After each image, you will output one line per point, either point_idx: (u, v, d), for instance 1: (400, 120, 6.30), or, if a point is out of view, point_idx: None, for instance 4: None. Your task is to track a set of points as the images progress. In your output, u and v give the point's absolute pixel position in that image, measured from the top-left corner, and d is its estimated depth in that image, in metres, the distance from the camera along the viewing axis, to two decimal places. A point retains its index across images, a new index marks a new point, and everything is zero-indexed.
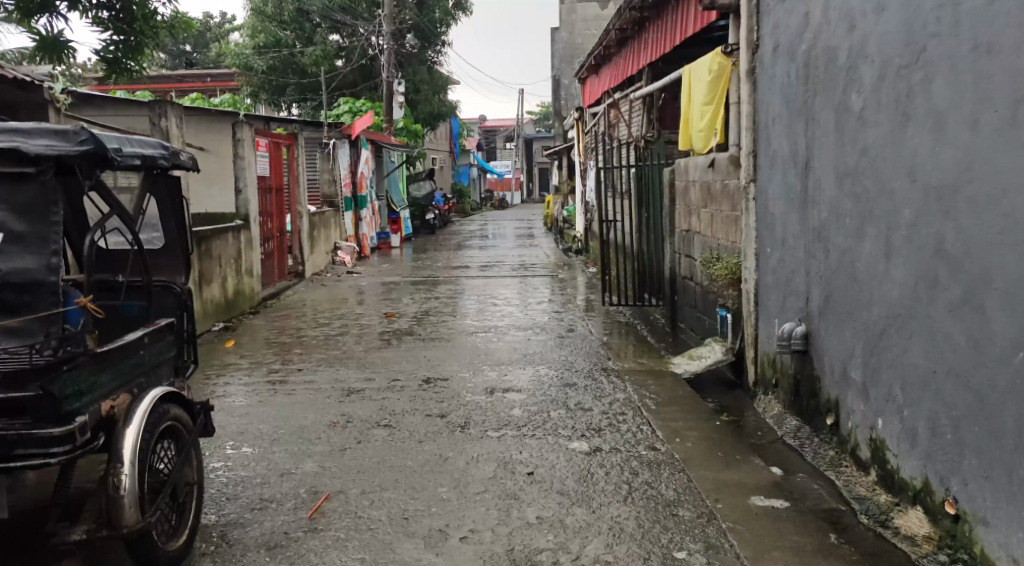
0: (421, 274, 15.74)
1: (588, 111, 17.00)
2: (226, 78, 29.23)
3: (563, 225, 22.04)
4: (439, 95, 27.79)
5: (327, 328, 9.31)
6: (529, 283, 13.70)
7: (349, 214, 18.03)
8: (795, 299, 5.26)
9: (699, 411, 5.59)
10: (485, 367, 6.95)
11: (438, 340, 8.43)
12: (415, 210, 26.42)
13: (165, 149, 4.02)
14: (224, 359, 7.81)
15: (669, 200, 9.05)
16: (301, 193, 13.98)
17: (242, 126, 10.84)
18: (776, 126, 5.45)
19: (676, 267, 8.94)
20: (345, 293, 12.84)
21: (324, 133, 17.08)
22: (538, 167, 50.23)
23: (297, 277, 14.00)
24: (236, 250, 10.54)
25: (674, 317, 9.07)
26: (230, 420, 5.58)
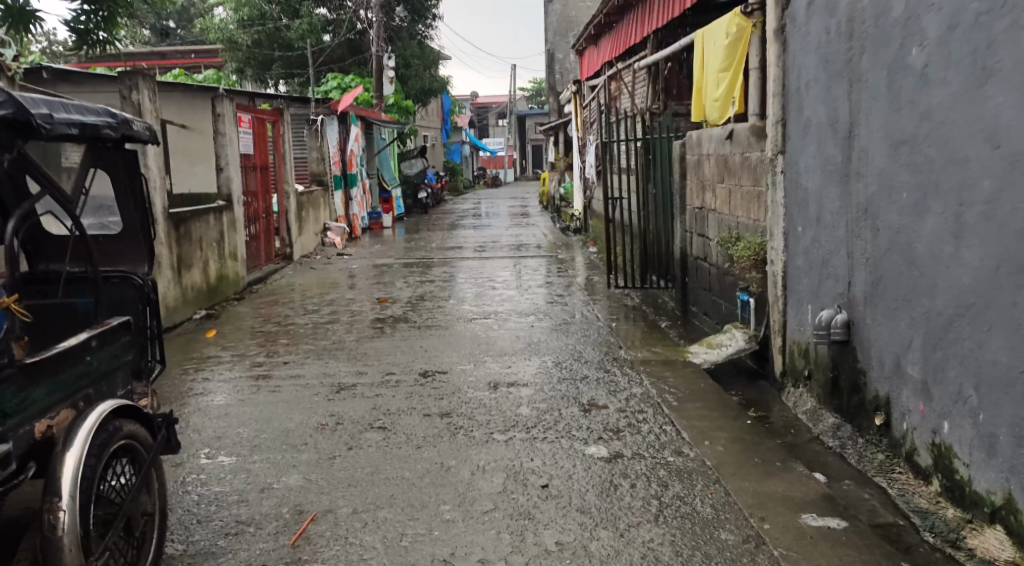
0: (414, 255, 15.19)
1: (587, 84, 16.46)
2: (212, 54, 28.54)
3: (561, 204, 21.49)
4: (430, 71, 27.15)
5: (317, 315, 8.77)
6: (527, 264, 13.16)
7: (339, 193, 17.45)
8: (833, 283, 4.72)
9: (725, 407, 5.06)
10: (487, 358, 6.42)
11: (435, 327, 7.90)
12: (408, 189, 25.84)
13: (112, 118, 3.45)
14: (205, 350, 7.27)
15: (679, 176, 8.50)
16: (288, 172, 13.40)
17: (222, 100, 10.26)
18: (812, 90, 4.91)
19: (687, 248, 8.41)
20: (336, 277, 12.28)
21: (312, 109, 16.48)
22: (531, 144, 49.60)
23: (285, 261, 13.44)
24: (218, 233, 9.97)
25: (685, 301, 8.54)
26: (208, 423, 5.05)
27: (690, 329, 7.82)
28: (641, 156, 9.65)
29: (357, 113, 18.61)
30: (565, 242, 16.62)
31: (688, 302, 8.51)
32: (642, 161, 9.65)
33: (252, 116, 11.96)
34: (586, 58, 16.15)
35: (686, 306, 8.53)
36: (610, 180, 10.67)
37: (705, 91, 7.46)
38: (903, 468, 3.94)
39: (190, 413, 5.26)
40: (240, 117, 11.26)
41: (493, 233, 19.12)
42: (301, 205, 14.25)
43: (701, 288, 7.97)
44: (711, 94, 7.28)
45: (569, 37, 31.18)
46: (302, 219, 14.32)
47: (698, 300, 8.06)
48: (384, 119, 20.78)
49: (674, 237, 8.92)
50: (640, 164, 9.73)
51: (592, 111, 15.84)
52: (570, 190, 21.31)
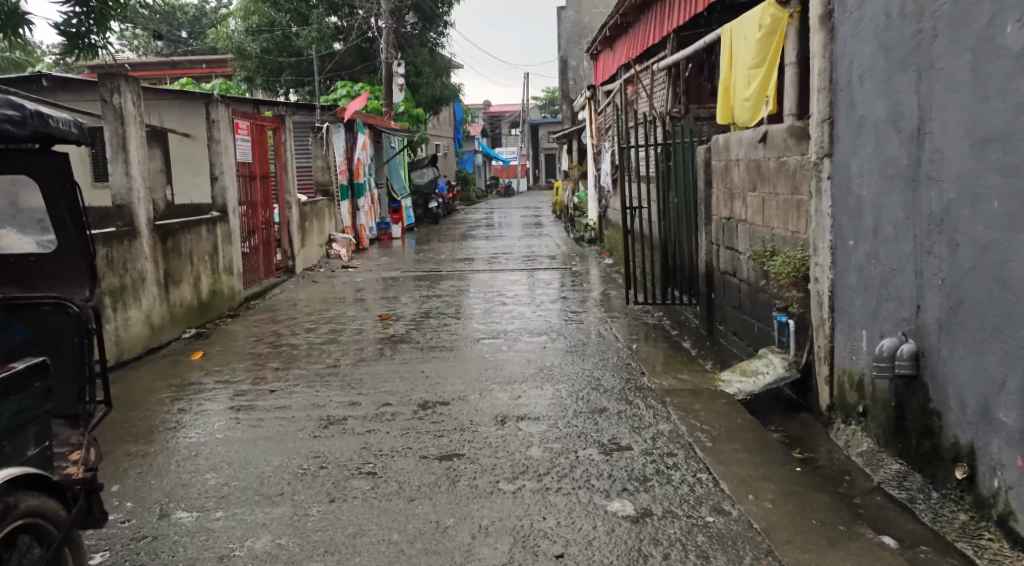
0: (423, 268, 14.56)
1: (602, 89, 15.84)
2: (220, 63, 28.03)
3: (574, 213, 20.84)
4: (442, 78, 26.57)
5: (314, 335, 8.16)
6: (540, 277, 12.53)
7: (346, 203, 16.86)
8: (896, 306, 4.07)
9: (768, 449, 4.41)
10: (494, 387, 5.76)
11: (440, 349, 7.25)
12: (419, 199, 25.26)
13: (18, 111, 3.51)
14: (188, 375, 6.65)
15: (704, 183, 7.85)
16: (289, 181, 12.80)
17: (217, 104, 9.66)
18: (867, 83, 4.26)
19: (714, 261, 7.74)
20: (339, 291, 11.67)
21: (318, 117, 15.92)
22: (544, 153, 48.98)
23: (287, 274, 12.83)
24: (212, 246, 9.36)
25: (711, 319, 7.87)
26: (176, 466, 4.41)
27: (719, 350, 7.15)
28: (662, 162, 8.99)
29: (365, 121, 18.02)
30: (579, 253, 15.97)
31: (714, 320, 7.83)
32: (663, 167, 8.98)
33: (251, 122, 11.35)
34: (601, 62, 15.50)
35: (713, 325, 7.86)
36: (629, 188, 10.01)
37: (734, 90, 6.75)
38: (993, 533, 3.33)
39: (157, 454, 4.63)
40: (237, 124, 10.66)
41: (504, 244, 18.48)
42: (304, 215, 13.64)
43: (730, 305, 7.29)
44: (741, 93, 6.57)
45: (583, 43, 30.60)
46: (305, 230, 13.71)
47: (727, 319, 7.38)
48: (393, 126, 20.18)
49: (699, 249, 8.25)
50: (661, 171, 9.07)
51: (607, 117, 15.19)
52: (584, 199, 20.65)
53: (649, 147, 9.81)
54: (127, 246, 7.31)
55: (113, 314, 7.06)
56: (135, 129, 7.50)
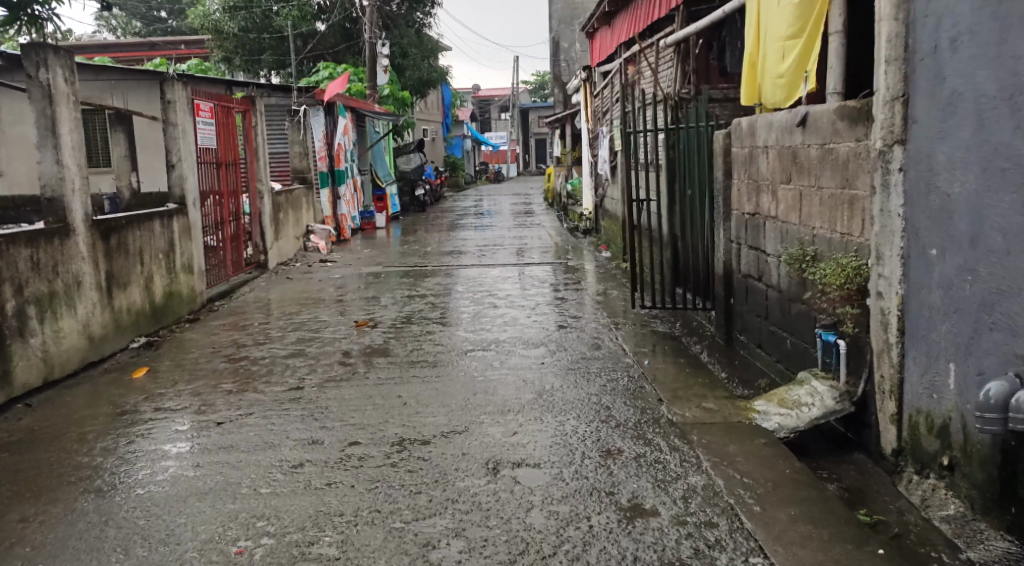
0: (407, 261, 13.61)
1: (598, 70, 14.88)
2: (197, 45, 26.83)
3: (567, 202, 19.90)
4: (428, 60, 25.52)
5: (282, 344, 7.23)
6: (532, 273, 11.60)
7: (326, 191, 15.86)
8: (1006, 338, 3.33)
9: (830, 512, 3.50)
10: (484, 421, 4.82)
11: (422, 364, 6.31)
12: (405, 186, 24.25)
13: None
14: (126, 397, 5.70)
15: (721, 172, 6.94)
16: (261, 169, 11.78)
17: (173, 83, 8.68)
18: (966, 50, 3.44)
19: (734, 262, 6.84)
20: (315, 289, 10.71)
21: (294, 100, 14.91)
22: (534, 138, 47.96)
23: (258, 270, 11.84)
24: (167, 241, 8.38)
25: (729, 327, 6.96)
26: (75, 546, 3.50)
27: (741, 366, 6.23)
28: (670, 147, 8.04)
29: (346, 103, 16.98)
30: (574, 245, 15.06)
31: (733, 328, 6.92)
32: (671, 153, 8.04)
33: (216, 104, 10.34)
34: (598, 41, 14.55)
35: (732, 333, 6.95)
36: (633, 177, 9.06)
37: (766, 63, 5.77)
38: None
39: (60, 521, 3.69)
40: (200, 105, 9.66)
41: (494, 235, 17.53)
42: (278, 205, 12.66)
43: (753, 313, 6.37)
44: (778, 65, 5.57)
45: (575, 25, 29.69)
46: (280, 221, 12.72)
47: (750, 328, 6.46)
48: (377, 110, 19.17)
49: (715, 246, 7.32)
50: (669, 158, 8.13)
51: (605, 100, 14.26)
52: (578, 187, 19.72)
53: (655, 132, 8.86)
54: (57, 246, 6.37)
55: (40, 326, 6.12)
56: (67, 110, 6.56)
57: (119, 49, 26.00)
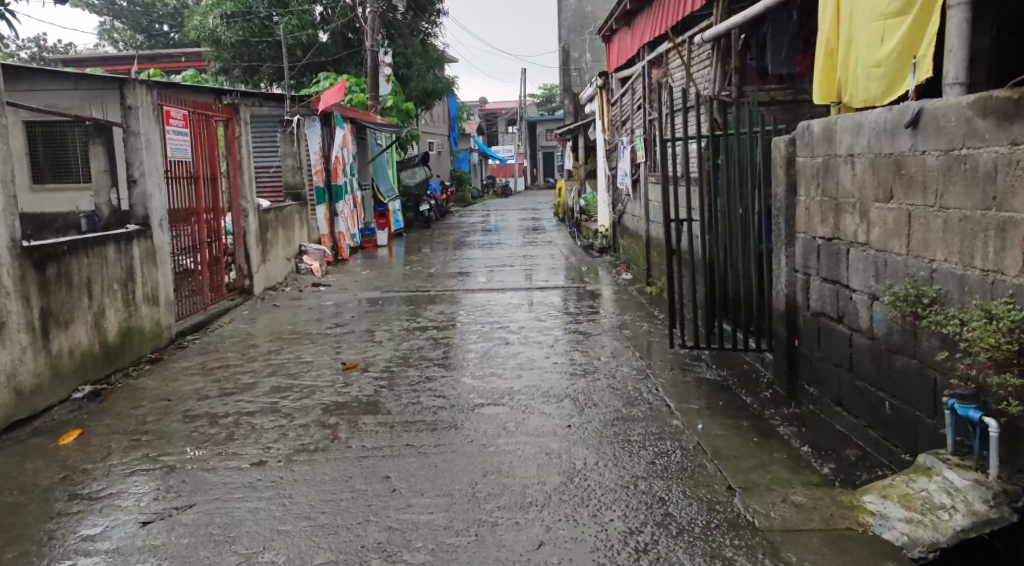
0: (409, 284, 12.42)
1: (616, 76, 13.73)
2: (194, 55, 25.58)
3: (580, 217, 18.75)
4: (434, 71, 24.37)
5: (255, 394, 6.01)
6: (545, 298, 10.37)
7: (323, 207, 14.65)
8: None
9: None
10: (500, 524, 3.66)
11: (419, 428, 5.07)
12: (409, 201, 23.07)
13: None
14: (40, 476, 4.46)
15: (784, 186, 5.72)
16: (245, 184, 10.56)
17: (134, 85, 7.48)
18: None
19: (800, 297, 5.63)
20: (304, 318, 9.52)
21: (287, 109, 13.76)
22: (543, 152, 46.77)
23: (241, 296, 10.63)
24: (126, 269, 7.18)
25: (793, 374, 5.75)
26: None
27: (817, 427, 5.00)
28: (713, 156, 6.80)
29: (344, 114, 15.80)
30: (590, 265, 13.90)
31: (799, 377, 5.71)
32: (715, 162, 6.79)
33: (192, 111, 9.12)
34: (617, 44, 13.37)
35: (796, 381, 5.73)
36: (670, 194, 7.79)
37: (857, 46, 4.57)
38: None
39: None
40: (170, 113, 8.46)
41: (503, 253, 16.35)
42: (266, 224, 11.43)
43: (829, 362, 5.15)
44: (876, 47, 4.36)
45: (585, 34, 28.56)
46: (268, 241, 11.51)
47: (824, 379, 5.24)
48: (379, 121, 17.99)
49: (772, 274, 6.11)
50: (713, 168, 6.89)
51: (624, 107, 13.10)
52: (592, 201, 18.70)
53: (693, 141, 7.60)
54: None
55: None
56: None
57: (113, 60, 24.76)
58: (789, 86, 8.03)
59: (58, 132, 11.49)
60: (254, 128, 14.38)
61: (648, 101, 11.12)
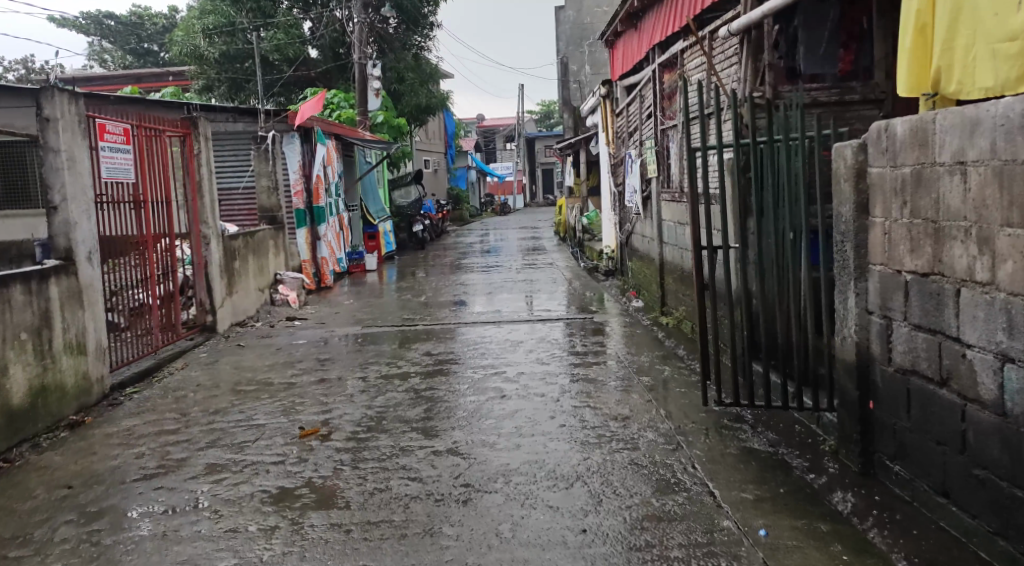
0: (397, 315, 11.19)
1: (621, 84, 12.54)
2: (179, 74, 24.44)
3: (583, 237, 17.56)
4: (428, 85, 23.16)
5: (185, 477, 4.77)
6: (547, 333, 9.10)
7: (303, 231, 13.43)
8: None
9: None
10: None
11: (389, 535, 3.85)
12: (401, 221, 21.83)
13: None
14: None
15: (852, 206, 4.48)
16: (206, 207, 9.31)
17: (54, 94, 6.25)
18: None
19: (877, 347, 4.42)
20: (272, 359, 8.30)
21: (262, 125, 12.56)
22: (542, 168, 45.59)
23: (203, 335, 9.36)
24: (40, 315, 5.92)
25: (867, 444, 4.56)
26: None
27: (916, 527, 3.87)
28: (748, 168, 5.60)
29: (327, 129, 14.58)
30: (596, 291, 12.67)
31: (876, 449, 4.52)
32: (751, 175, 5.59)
33: (136, 125, 7.91)
34: (621, 49, 12.20)
35: (872, 455, 4.54)
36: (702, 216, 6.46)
37: (963, 23, 3.59)
38: None
39: None
40: (105, 127, 7.27)
41: (500, 277, 15.13)
42: (233, 252, 10.16)
43: (927, 438, 3.98)
44: (1005, 15, 3.40)
45: (585, 46, 27.40)
46: (235, 271, 10.22)
47: (917, 457, 4.09)
48: (367, 138, 16.79)
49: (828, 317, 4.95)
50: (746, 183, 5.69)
51: (630, 118, 11.91)
52: (595, 219, 17.64)
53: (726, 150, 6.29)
54: None
55: None
56: None
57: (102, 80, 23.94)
58: (835, 85, 6.55)
59: (16, 151, 10.14)
60: (226, 146, 13.14)
61: (661, 111, 9.87)
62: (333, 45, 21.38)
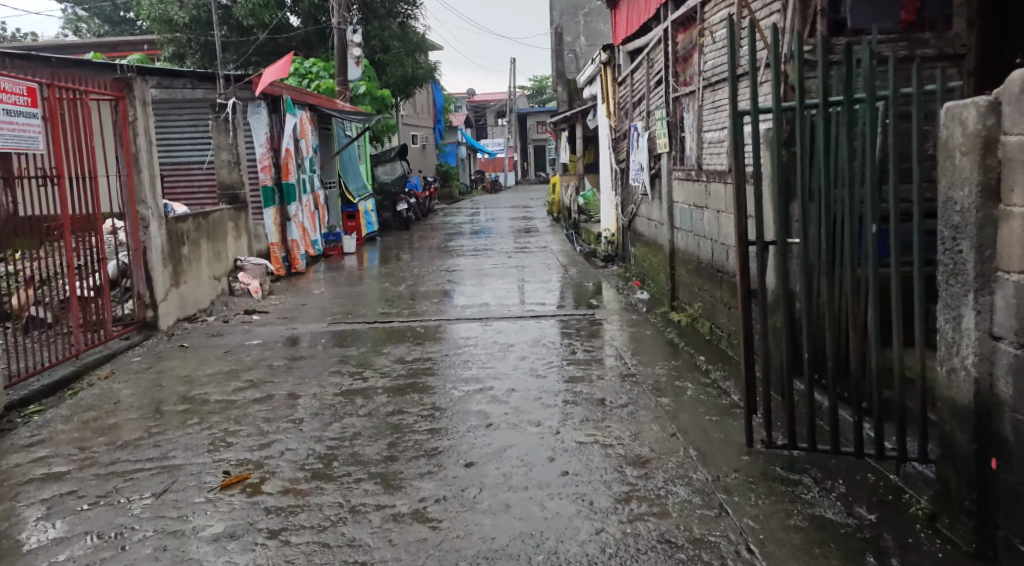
0: (371, 307, 9.95)
1: (624, 49, 11.28)
2: (151, 43, 22.82)
3: (579, 218, 16.36)
4: (414, 56, 21.72)
5: (52, 560, 3.52)
6: (542, 332, 7.84)
7: (271, 210, 12.17)
8: None
9: None
10: None
11: None
12: (384, 199, 20.51)
13: None
14: None
15: (973, 190, 3.26)
16: (143, 184, 8.03)
17: None
18: None
19: (1010, 388, 3.18)
20: (217, 364, 7.04)
21: (223, 93, 11.22)
22: (535, 145, 44.29)
23: (141, 333, 8.08)
24: None
25: (987, 519, 3.32)
26: None
27: None
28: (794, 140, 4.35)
29: (297, 98, 13.21)
30: (594, 279, 11.46)
31: (999, 523, 3.28)
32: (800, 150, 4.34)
33: (48, 84, 6.65)
34: (626, 10, 10.78)
35: (993, 532, 3.30)
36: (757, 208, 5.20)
37: None
38: None
39: None
40: None
41: (490, 261, 13.89)
42: (181, 236, 8.85)
43: None
44: None
45: (580, 16, 26.18)
46: (183, 259, 8.88)
47: None
48: (345, 109, 15.41)
49: (917, 336, 3.72)
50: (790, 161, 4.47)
51: (635, 87, 10.65)
52: (592, 199, 16.31)
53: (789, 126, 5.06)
54: None
55: None
56: None
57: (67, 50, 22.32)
58: (902, 37, 5.31)
59: None
60: (182, 116, 11.78)
61: (674, 77, 8.57)
62: (313, 11, 19.84)
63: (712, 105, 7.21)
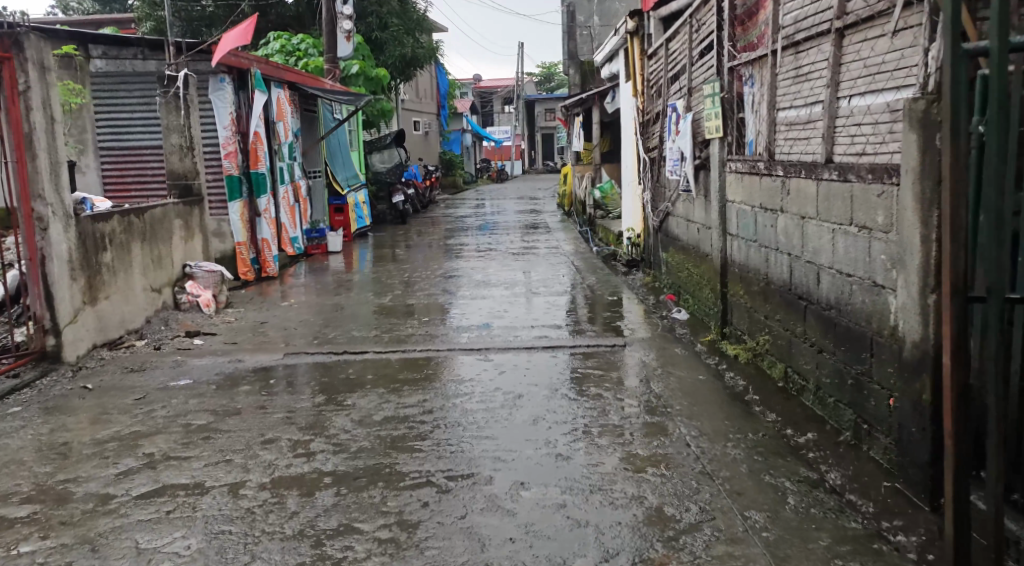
0: (349, 326, 8.03)
1: (657, 15, 9.32)
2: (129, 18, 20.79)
3: (594, 213, 14.49)
4: (413, 33, 19.70)
5: None
6: (564, 371, 5.93)
7: (237, 204, 10.32)
8: None
9: None
10: None
11: None
12: (378, 189, 18.57)
13: None
14: None
15: None
16: (38, 172, 6.15)
17: None
18: None
19: None
20: (120, 422, 5.15)
21: (171, 61, 9.29)
22: (542, 133, 42.22)
23: (39, 368, 6.22)
24: None
25: None
26: None
27: None
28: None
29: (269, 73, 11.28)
30: (616, 289, 9.51)
31: None
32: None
33: None
34: None
35: None
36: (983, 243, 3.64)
37: None
38: None
39: None
40: None
41: (493, 262, 12.04)
42: (103, 241, 6.97)
43: None
44: None
45: None
46: (104, 269, 6.98)
47: None
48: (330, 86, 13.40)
49: None
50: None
51: (672, 59, 8.70)
52: (608, 192, 14.49)
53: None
54: None
55: None
56: None
57: None
58: None
59: None
60: (125, 90, 9.81)
61: (730, 41, 6.64)
62: None
63: (794, 73, 5.32)
